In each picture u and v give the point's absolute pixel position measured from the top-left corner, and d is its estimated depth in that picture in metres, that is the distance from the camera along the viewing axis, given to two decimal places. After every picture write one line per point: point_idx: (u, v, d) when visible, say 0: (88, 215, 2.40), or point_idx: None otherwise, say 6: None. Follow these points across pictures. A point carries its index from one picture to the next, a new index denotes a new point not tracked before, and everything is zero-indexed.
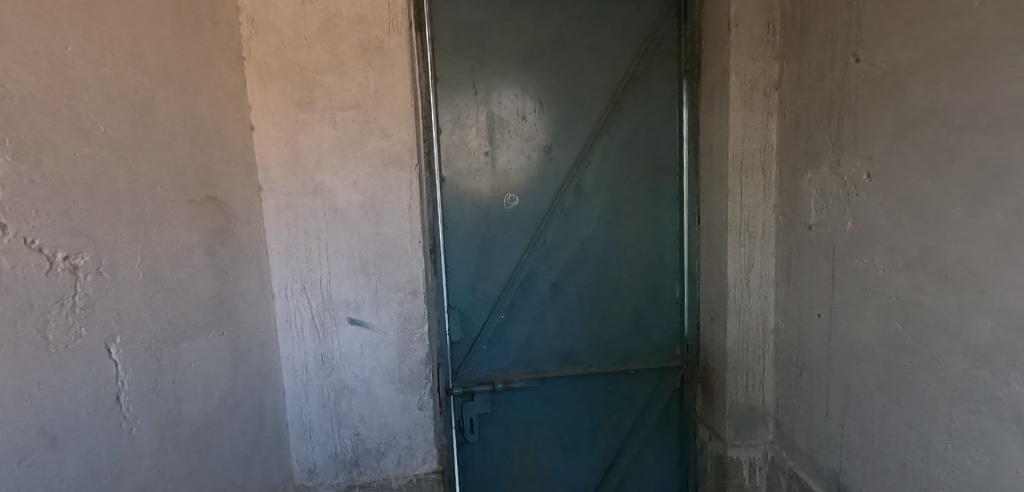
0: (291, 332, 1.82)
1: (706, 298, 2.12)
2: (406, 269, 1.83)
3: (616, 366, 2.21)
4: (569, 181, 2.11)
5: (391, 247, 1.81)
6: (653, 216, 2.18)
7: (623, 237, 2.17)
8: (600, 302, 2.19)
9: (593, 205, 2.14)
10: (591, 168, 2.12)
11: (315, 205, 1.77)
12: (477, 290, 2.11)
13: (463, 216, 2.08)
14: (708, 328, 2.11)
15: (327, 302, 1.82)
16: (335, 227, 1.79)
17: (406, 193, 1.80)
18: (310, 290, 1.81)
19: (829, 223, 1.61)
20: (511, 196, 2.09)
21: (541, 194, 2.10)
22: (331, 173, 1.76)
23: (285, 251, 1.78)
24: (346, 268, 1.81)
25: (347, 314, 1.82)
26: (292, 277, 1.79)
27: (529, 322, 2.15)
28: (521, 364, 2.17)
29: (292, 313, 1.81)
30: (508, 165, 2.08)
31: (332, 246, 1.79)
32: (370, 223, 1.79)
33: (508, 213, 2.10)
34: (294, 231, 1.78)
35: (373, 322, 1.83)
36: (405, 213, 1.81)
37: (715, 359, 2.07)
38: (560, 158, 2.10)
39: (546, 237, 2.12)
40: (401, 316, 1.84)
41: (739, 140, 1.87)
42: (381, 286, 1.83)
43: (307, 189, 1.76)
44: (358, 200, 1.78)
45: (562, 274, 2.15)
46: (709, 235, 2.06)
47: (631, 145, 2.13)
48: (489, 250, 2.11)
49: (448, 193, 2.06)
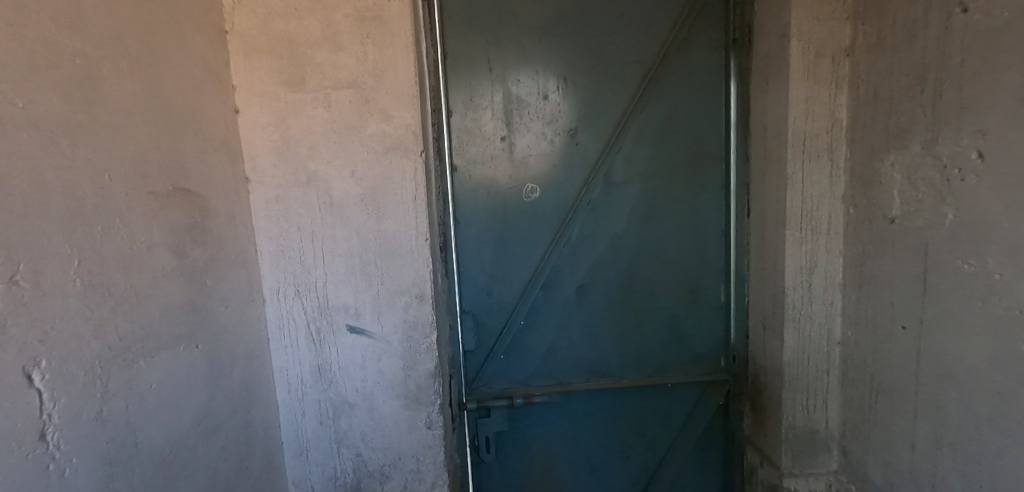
0: (284, 341, 1.62)
1: (756, 302, 1.83)
2: (412, 271, 1.61)
3: (651, 379, 1.95)
4: (598, 169, 1.85)
5: (394, 246, 1.60)
6: (694, 209, 1.90)
7: (659, 233, 1.90)
8: (633, 307, 1.93)
9: (625, 196, 1.87)
10: (623, 154, 1.85)
11: (309, 198, 1.57)
12: (493, 294, 1.88)
13: (478, 210, 1.85)
14: (759, 338, 1.83)
15: (323, 308, 1.61)
16: (331, 223, 1.58)
17: (411, 184, 1.58)
18: (305, 294, 1.61)
19: (920, 216, 1.31)
20: (532, 187, 1.85)
21: (565, 184, 1.85)
22: (326, 161, 1.55)
23: (276, 250, 1.58)
24: (344, 270, 1.60)
25: (345, 321, 1.62)
26: (285, 279, 1.60)
27: (552, 329, 1.91)
28: (543, 376, 1.93)
29: (285, 320, 1.61)
30: (528, 152, 1.83)
31: (328, 245, 1.59)
32: (369, 218, 1.58)
33: (528, 207, 1.85)
34: (286, 229, 1.58)
35: (375, 330, 1.62)
36: (409, 207, 1.59)
37: (768, 373, 1.79)
38: (586, 143, 1.84)
39: (571, 233, 1.87)
40: (406, 324, 1.63)
41: (801, 118, 1.58)
42: (384, 290, 1.61)
43: (299, 180, 1.56)
44: (357, 192, 1.57)
45: (589, 275, 1.90)
46: (762, 231, 1.77)
47: (669, 127, 1.86)
48: (507, 249, 1.87)
49: (461, 184, 1.83)
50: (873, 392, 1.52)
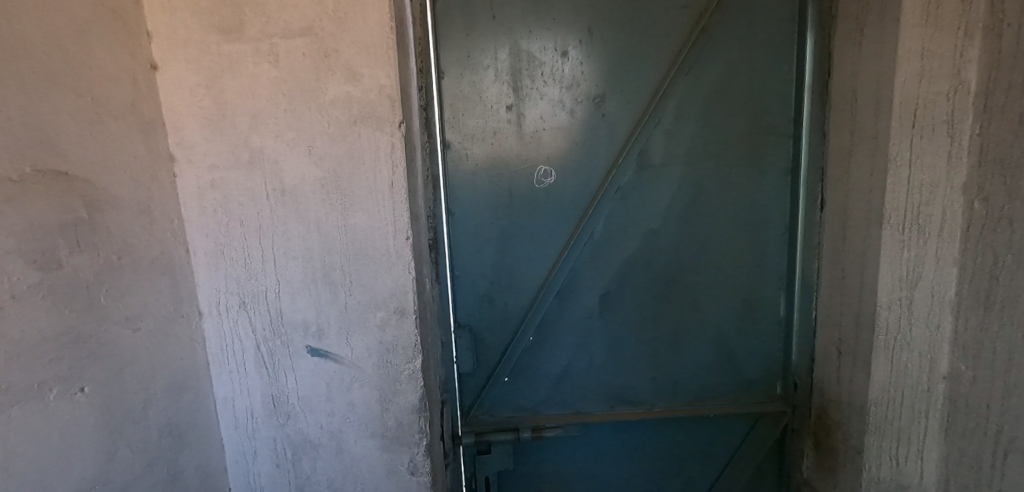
0: (228, 365, 1.28)
1: (829, 319, 1.44)
2: (388, 279, 1.25)
3: (688, 408, 1.60)
4: (630, 148, 1.45)
5: (365, 247, 1.23)
6: (751, 200, 1.50)
7: (705, 230, 1.52)
8: (668, 320, 1.56)
9: (663, 183, 1.48)
10: (662, 128, 1.45)
11: (255, 184, 1.20)
12: (495, 303, 1.52)
13: (477, 198, 1.47)
14: (830, 364, 1.45)
15: (276, 325, 1.26)
16: (283, 217, 1.21)
17: (386, 166, 1.20)
18: (252, 307, 1.25)
19: None
20: (545, 170, 1.46)
21: (588, 167, 1.46)
22: (275, 135, 1.18)
23: (214, 250, 1.23)
24: (301, 277, 1.24)
25: (304, 341, 1.27)
26: (226, 288, 1.25)
27: (568, 347, 1.56)
28: (556, 403, 1.58)
29: (228, 340, 1.27)
30: (541, 125, 1.44)
31: (280, 245, 1.23)
32: (332, 211, 1.21)
33: (539, 195, 1.47)
34: (226, 223, 1.22)
35: (343, 354, 1.27)
36: (384, 196, 1.21)
37: (841, 411, 1.42)
38: (616, 114, 1.44)
39: (594, 228, 1.49)
40: (383, 346, 1.27)
41: (914, 79, 1.15)
42: (353, 304, 1.25)
43: (241, 160, 1.19)
44: (317, 176, 1.20)
45: (615, 281, 1.53)
46: (843, 229, 1.37)
47: (724, 93, 1.44)
48: (513, 248, 1.50)
49: (455, 166, 1.45)
50: (991, 467, 1.08)
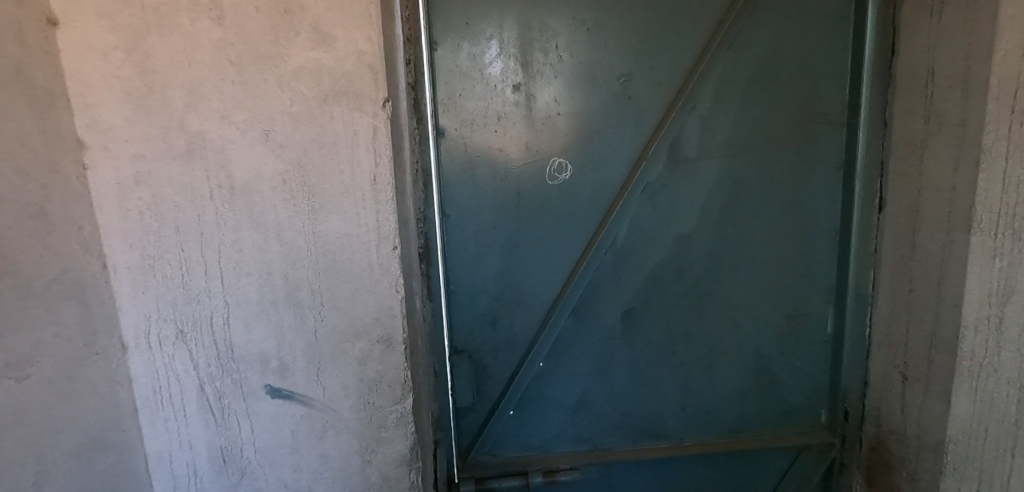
0: (163, 412, 1.00)
1: (891, 339, 1.24)
2: (371, 301, 0.99)
3: (721, 441, 1.39)
4: (661, 137, 1.22)
5: (340, 260, 0.97)
6: (798, 199, 1.29)
7: (744, 234, 1.30)
8: (700, 339, 1.34)
9: (697, 180, 1.26)
10: (698, 115, 1.22)
11: (195, 179, 0.92)
12: (499, 323, 1.27)
13: (478, 198, 1.22)
14: (892, 392, 1.25)
15: (224, 361, 0.99)
16: (235, 225, 0.94)
17: (367, 156, 0.94)
18: (193, 338, 0.98)
19: None
20: (560, 163, 1.22)
21: (610, 160, 1.22)
22: (221, 115, 0.91)
23: (142, 266, 0.94)
24: (258, 300, 0.97)
25: (262, 379, 1.00)
26: (159, 315, 0.96)
27: (584, 373, 1.32)
28: (570, 439, 1.35)
29: (162, 380, 0.99)
30: (556, 109, 1.19)
31: (230, 258, 0.95)
32: (299, 215, 0.94)
33: (553, 194, 1.23)
34: (156, 230, 0.93)
35: (313, 395, 1.01)
36: (365, 195, 0.95)
37: (903, 446, 1.22)
38: (644, 97, 1.20)
39: (617, 233, 1.26)
40: (364, 384, 1.01)
41: (1015, 52, 0.91)
42: (325, 332, 0.99)
43: (177, 148, 0.91)
44: (277, 169, 0.93)
45: (640, 295, 1.30)
46: (911, 233, 1.17)
47: (770, 73, 1.22)
48: (520, 257, 1.25)
49: (451, 158, 1.19)
50: None
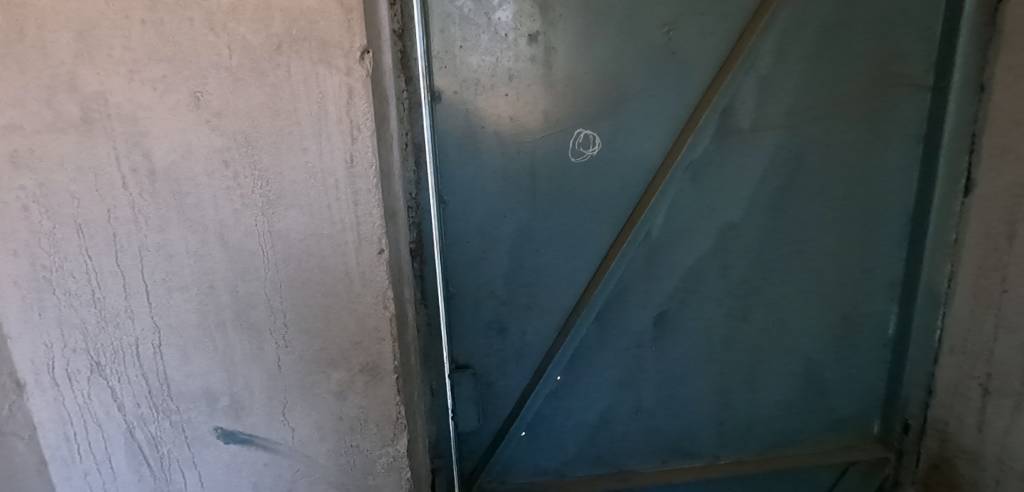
0: (81, 465, 0.77)
1: (969, 345, 1.06)
2: (351, 321, 0.76)
3: (761, 458, 1.22)
4: (711, 104, 0.98)
5: (308, 269, 0.73)
6: (867, 180, 1.07)
7: (802, 223, 1.08)
8: (744, 344, 1.14)
9: (750, 157, 1.03)
10: (756, 76, 0.99)
11: (99, 160, 0.66)
12: (507, 333, 1.07)
13: (483, 180, 0.98)
14: (967, 405, 1.08)
15: (157, 400, 0.75)
16: (159, 224, 0.69)
17: (339, 129, 0.68)
18: (114, 372, 0.74)
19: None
20: (587, 137, 0.98)
21: (646, 133, 0.99)
22: (129, 69, 0.64)
23: (34, 280, 0.69)
24: (199, 323, 0.73)
25: (210, 421, 0.77)
26: (65, 345, 0.72)
27: (607, 386, 1.13)
28: (590, 461, 1.17)
29: (78, 425, 0.75)
30: (583, 66, 0.94)
31: (157, 268, 0.70)
32: (248, 211, 0.70)
33: (576, 176, 1.00)
34: (51, 232, 0.68)
35: (278, 439, 0.79)
36: (338, 182, 0.70)
37: (976, 466, 1.07)
38: (693, 52, 0.96)
39: (653, 224, 1.04)
40: (344, 424, 0.80)
41: None
42: (292, 361, 0.76)
43: (68, 116, 0.64)
44: (215, 147, 0.67)
45: (676, 296, 1.10)
46: (1009, 223, 0.97)
47: (848, 24, 0.98)
48: (534, 252, 1.03)
49: (449, 130, 0.95)
50: None
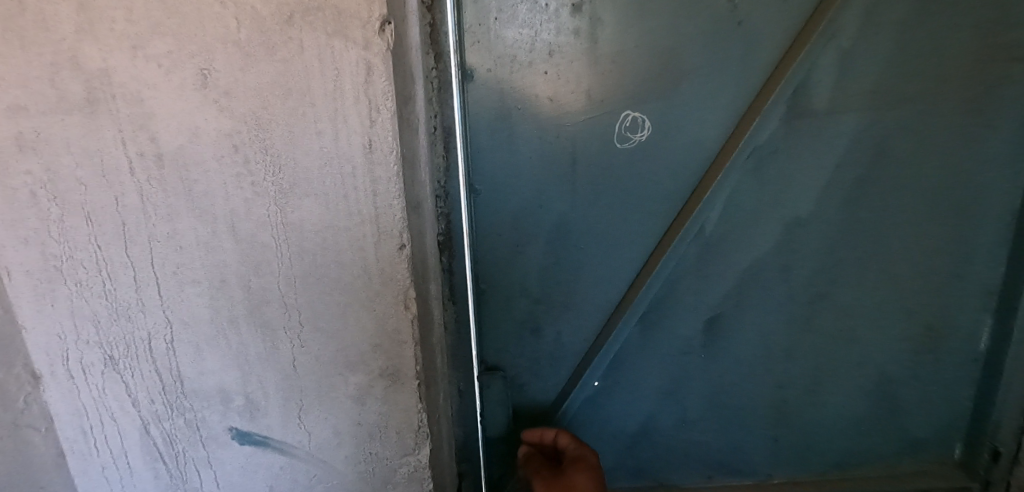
0: (98, 459, 0.75)
1: None
2: (370, 321, 0.70)
3: (819, 479, 1.16)
4: (781, 83, 0.86)
5: (324, 265, 0.67)
6: (963, 171, 0.92)
7: (880, 219, 0.96)
8: (803, 357, 1.06)
9: (822, 145, 0.92)
10: (836, 50, 0.86)
11: (105, 144, 0.62)
12: (542, 334, 1.02)
13: (519, 169, 0.90)
14: None
15: (171, 396, 0.72)
16: (168, 214, 0.64)
17: (356, 110, 0.61)
18: (128, 367, 0.70)
19: None
20: (638, 121, 0.88)
21: (703, 116, 0.88)
22: (132, 44, 0.58)
23: (45, 269, 0.66)
24: (211, 319, 0.69)
25: (224, 421, 0.73)
26: (79, 337, 0.69)
27: (648, 394, 1.08)
28: (633, 470, 1.14)
29: (94, 419, 0.73)
30: (633, 40, 0.84)
31: (168, 260, 0.66)
32: (260, 201, 0.64)
33: (621, 164, 0.91)
34: (59, 219, 0.64)
35: (294, 442, 0.74)
36: (355, 170, 0.63)
37: None
38: (762, 23, 0.84)
39: (707, 218, 0.95)
40: (362, 431, 0.74)
41: None
42: (307, 362, 0.71)
43: (72, 96, 0.60)
44: (224, 130, 0.62)
45: (730, 298, 1.01)
46: None
47: None
48: (573, 246, 0.96)
49: (481, 111, 0.86)
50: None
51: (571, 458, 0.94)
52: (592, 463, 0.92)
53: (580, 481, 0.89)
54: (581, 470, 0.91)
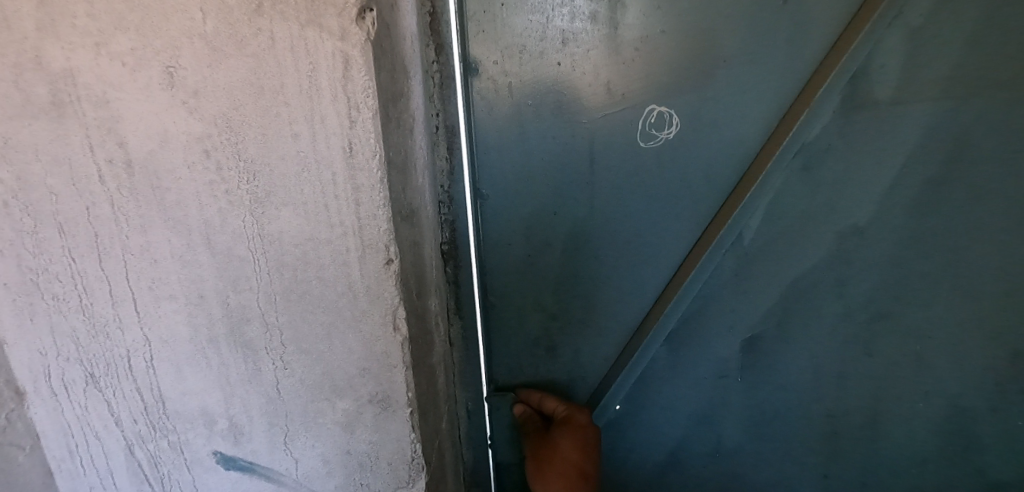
0: (86, 478, 0.72)
1: None
2: (356, 343, 0.63)
3: None
4: (836, 70, 0.75)
5: (305, 281, 0.61)
6: None
7: (957, 228, 0.83)
8: (857, 385, 0.96)
9: (883, 141, 0.79)
10: (904, 29, 0.73)
11: (73, 151, 0.57)
12: (558, 353, 0.98)
13: (532, 173, 0.83)
14: None
15: (154, 417, 0.68)
16: (141, 225, 0.60)
17: (334, 110, 0.55)
18: (110, 385, 0.67)
19: None
20: (665, 116, 0.79)
21: (741, 109, 0.78)
22: (95, 42, 0.54)
23: (22, 283, 0.62)
24: (190, 337, 0.64)
25: (209, 444, 0.69)
26: (59, 353, 0.66)
27: (681, 422, 1.03)
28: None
29: (79, 438, 0.69)
30: (659, 24, 0.74)
31: (144, 274, 0.62)
32: (235, 211, 0.58)
33: (646, 166, 0.82)
34: (32, 231, 0.60)
35: (281, 469, 0.69)
36: (335, 177, 0.57)
37: None
38: (813, 2, 0.73)
39: (746, 225, 0.85)
40: (352, 460, 0.68)
41: None
42: (292, 385, 0.65)
43: (37, 99, 0.56)
44: (194, 134, 0.56)
45: (774, 317, 0.92)
46: None
47: None
48: (592, 258, 0.89)
49: (488, 109, 0.79)
50: None
51: (560, 418, 0.91)
52: (580, 423, 0.89)
53: (565, 444, 0.86)
54: (568, 431, 0.88)
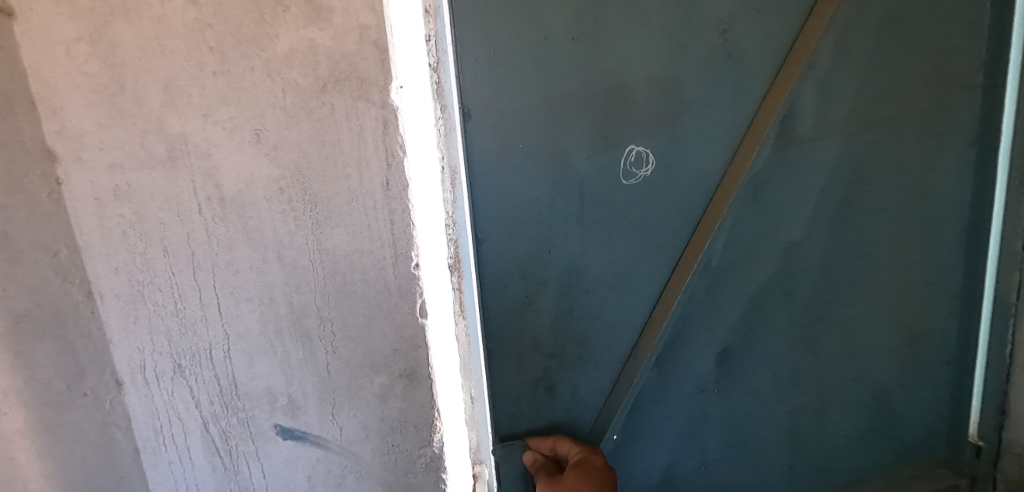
0: (167, 454, 0.88)
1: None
2: (390, 329, 0.84)
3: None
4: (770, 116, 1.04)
5: (352, 282, 0.81)
6: (923, 173, 1.15)
7: (865, 219, 1.16)
8: (810, 371, 1.26)
9: (814, 161, 1.10)
10: (818, 80, 1.05)
11: (180, 191, 0.78)
12: (557, 392, 1.14)
13: (528, 207, 1.00)
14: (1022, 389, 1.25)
15: (228, 398, 0.86)
16: (229, 244, 0.80)
17: (377, 157, 0.77)
18: (193, 373, 0.85)
19: None
20: (640, 154, 1.02)
21: (705, 146, 1.04)
22: (203, 113, 0.75)
23: (130, 293, 0.81)
24: (261, 329, 0.83)
25: (271, 418, 0.87)
26: (154, 349, 0.84)
27: (674, 439, 1.25)
28: None
29: (164, 419, 0.87)
30: (628, 68, 0.97)
31: (227, 283, 0.81)
32: (300, 230, 0.79)
33: (624, 195, 1.04)
34: (143, 252, 0.80)
35: (328, 436, 0.87)
36: (377, 204, 0.79)
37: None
38: (753, 41, 1.00)
39: (713, 251, 1.11)
40: (387, 424, 0.88)
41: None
42: (339, 366, 0.84)
43: (157, 154, 0.77)
44: (273, 176, 0.77)
45: (739, 332, 1.20)
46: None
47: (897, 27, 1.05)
48: (581, 292, 1.08)
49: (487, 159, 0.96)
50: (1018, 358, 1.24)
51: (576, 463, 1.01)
52: (592, 465, 0.99)
53: (576, 482, 0.95)
54: (580, 472, 0.97)
